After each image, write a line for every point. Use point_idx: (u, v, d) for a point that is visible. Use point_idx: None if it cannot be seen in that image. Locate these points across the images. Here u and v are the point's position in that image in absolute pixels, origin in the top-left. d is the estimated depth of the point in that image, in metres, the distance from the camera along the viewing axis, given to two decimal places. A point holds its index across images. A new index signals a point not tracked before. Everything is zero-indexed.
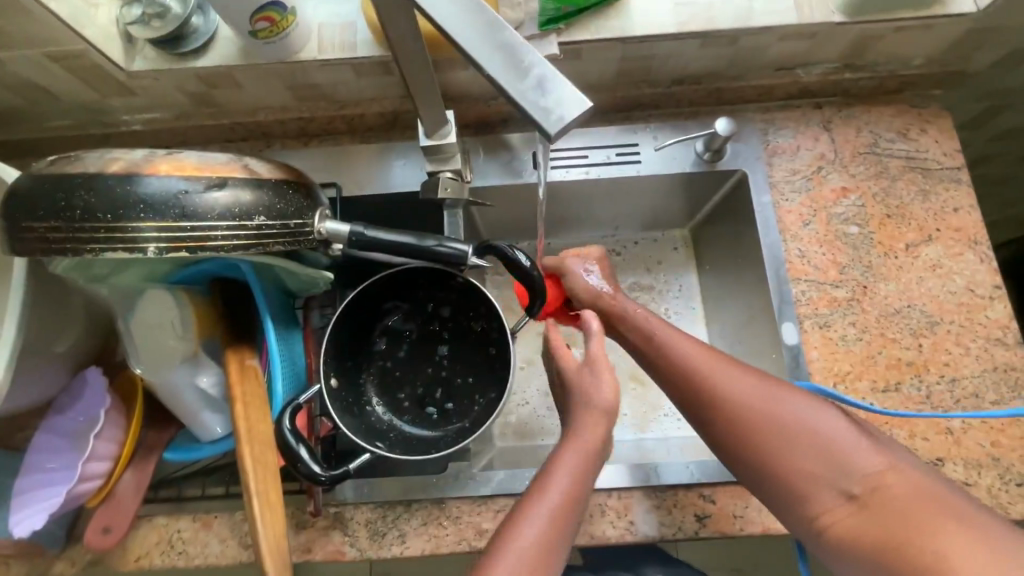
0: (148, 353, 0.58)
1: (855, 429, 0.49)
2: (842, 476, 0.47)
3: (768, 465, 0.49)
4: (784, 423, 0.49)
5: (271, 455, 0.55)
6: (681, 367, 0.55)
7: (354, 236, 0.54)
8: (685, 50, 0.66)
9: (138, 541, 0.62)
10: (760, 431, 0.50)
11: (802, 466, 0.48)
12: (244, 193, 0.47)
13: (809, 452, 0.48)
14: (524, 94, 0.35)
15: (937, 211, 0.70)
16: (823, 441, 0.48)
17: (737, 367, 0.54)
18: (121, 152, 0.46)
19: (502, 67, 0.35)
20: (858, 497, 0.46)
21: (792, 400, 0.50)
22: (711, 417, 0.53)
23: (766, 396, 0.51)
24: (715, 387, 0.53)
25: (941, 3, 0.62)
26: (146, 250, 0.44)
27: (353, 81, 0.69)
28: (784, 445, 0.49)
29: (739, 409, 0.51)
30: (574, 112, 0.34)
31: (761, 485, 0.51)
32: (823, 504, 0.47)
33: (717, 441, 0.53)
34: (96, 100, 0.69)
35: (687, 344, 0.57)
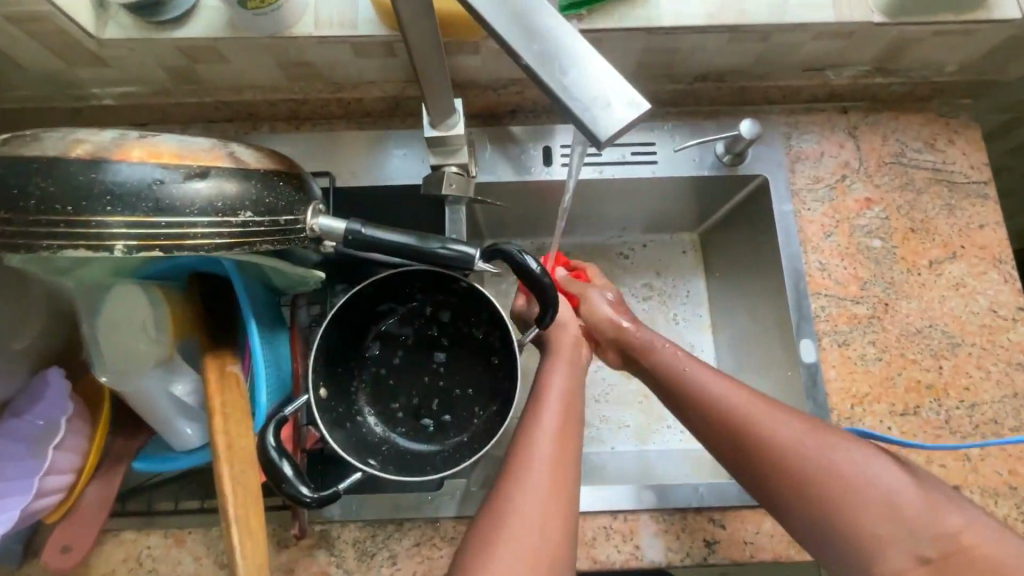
0: (114, 356, 0.52)
1: (912, 478, 0.46)
2: (915, 537, 0.44)
3: (829, 521, 0.46)
4: (847, 478, 0.46)
5: (254, 474, 0.50)
6: (726, 416, 0.52)
7: (349, 235, 0.49)
8: (713, 45, 0.61)
9: (104, 557, 0.57)
10: (820, 486, 0.47)
11: (871, 525, 0.45)
12: (228, 185, 0.42)
13: (875, 509, 0.45)
14: (568, 93, 0.33)
15: (963, 227, 0.67)
16: (891, 498, 0.45)
17: (788, 414, 0.51)
18: (86, 133, 0.40)
19: (549, 66, 0.33)
20: (933, 560, 0.43)
21: (849, 450, 0.48)
22: (762, 469, 0.49)
23: (817, 445, 0.48)
24: (768, 438, 0.50)
25: (985, 7, 0.58)
26: (113, 248, 0.38)
27: (351, 62, 0.63)
28: (849, 501, 0.46)
29: (797, 461, 0.48)
30: (628, 114, 0.32)
31: (822, 545, 0.47)
32: (895, 565, 0.44)
33: (771, 496, 0.49)
34: (62, 70, 0.62)
35: (728, 390, 0.53)
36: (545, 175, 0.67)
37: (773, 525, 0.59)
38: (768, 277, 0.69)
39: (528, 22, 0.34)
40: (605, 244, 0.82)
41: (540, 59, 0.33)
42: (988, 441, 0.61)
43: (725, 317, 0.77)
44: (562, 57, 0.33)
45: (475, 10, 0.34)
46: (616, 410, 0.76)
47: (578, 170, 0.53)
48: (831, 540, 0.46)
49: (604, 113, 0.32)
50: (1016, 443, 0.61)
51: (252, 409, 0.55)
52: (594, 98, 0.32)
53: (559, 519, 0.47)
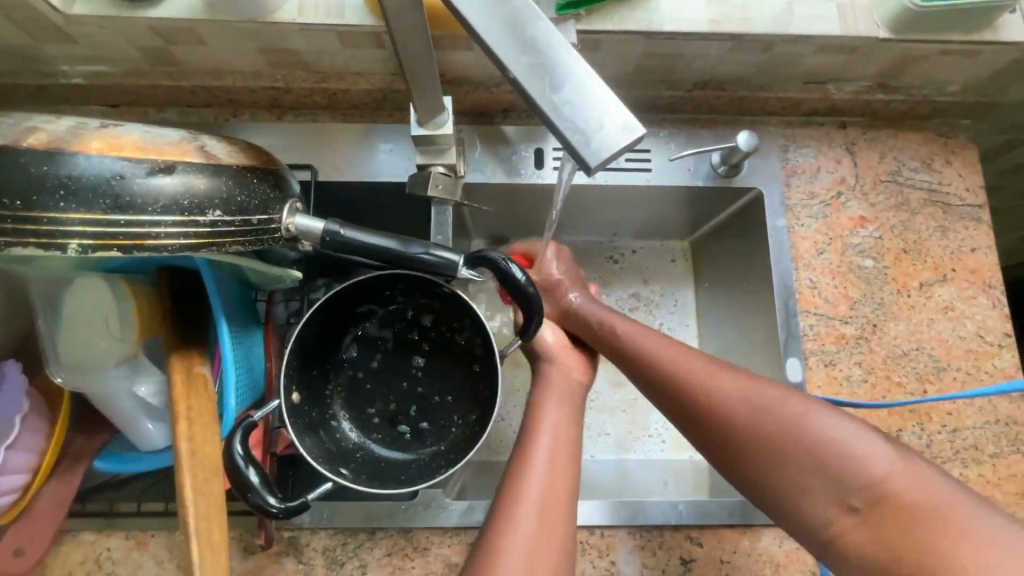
0: (76, 352, 0.50)
1: (857, 427, 0.43)
2: (843, 483, 0.41)
3: (759, 473, 0.45)
4: (771, 425, 0.45)
5: (218, 484, 0.48)
6: (665, 374, 0.52)
7: (326, 236, 0.46)
8: (714, 52, 0.60)
9: (60, 558, 0.55)
10: (748, 436, 0.46)
11: (799, 474, 0.43)
12: (197, 182, 0.39)
13: (801, 458, 0.43)
14: (560, 112, 0.31)
15: (955, 250, 0.66)
16: (818, 446, 0.43)
17: (727, 369, 0.50)
18: (43, 120, 0.37)
19: (539, 84, 0.31)
20: (861, 508, 0.41)
21: (781, 400, 0.46)
22: (700, 423, 0.49)
23: (752, 399, 0.47)
24: (703, 394, 0.49)
25: (989, 29, 0.57)
26: (66, 247, 0.36)
27: (337, 52, 0.60)
28: (772, 450, 0.45)
29: (730, 414, 0.47)
30: (622, 141, 0.30)
31: (762, 499, 0.46)
32: (823, 512, 0.42)
33: (709, 450, 0.49)
34: (28, 46, 0.58)
35: (670, 352, 0.53)
36: (536, 178, 0.65)
37: (751, 544, 0.58)
38: (757, 291, 0.68)
39: (521, 32, 0.32)
40: (595, 249, 0.80)
41: (532, 74, 0.31)
42: (967, 467, 0.60)
43: (712, 330, 0.76)
44: (557, 73, 0.31)
45: (460, 15, 0.32)
46: (599, 419, 0.75)
47: (569, 178, 0.50)
48: (764, 490, 0.45)
49: (597, 137, 0.30)
50: (995, 469, 0.60)
51: (220, 413, 0.53)
52: (588, 120, 0.30)
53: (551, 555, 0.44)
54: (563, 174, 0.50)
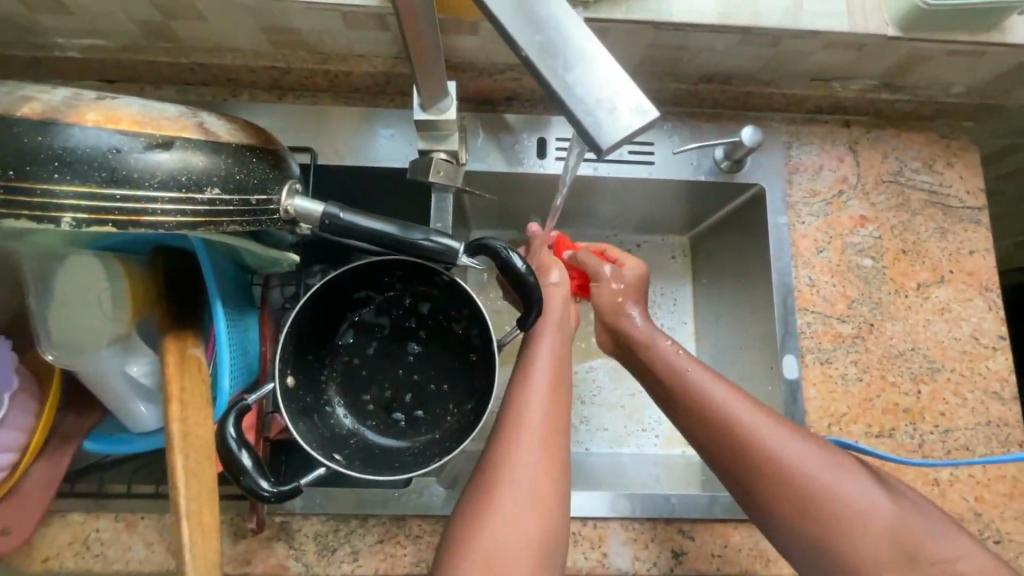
0: (66, 331, 0.49)
1: (914, 508, 0.46)
2: (913, 562, 0.44)
3: (827, 542, 0.45)
4: (851, 500, 0.46)
5: (210, 466, 0.47)
6: (729, 425, 0.50)
7: (326, 219, 0.45)
8: (722, 45, 0.59)
9: (49, 537, 0.54)
10: (819, 503, 0.46)
11: (872, 549, 0.45)
12: (195, 159, 0.39)
13: (876, 536, 0.45)
14: (571, 91, 0.30)
15: (953, 252, 0.66)
16: (890, 526, 0.45)
17: (792, 433, 0.50)
18: (38, 90, 0.36)
19: (550, 62, 0.31)
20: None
21: (850, 475, 0.47)
22: (764, 483, 0.48)
23: (827, 469, 0.48)
24: (777, 457, 0.48)
25: (997, 30, 0.57)
26: (59, 221, 0.35)
27: (340, 32, 0.59)
28: (844, 521, 0.45)
29: (802, 481, 0.47)
30: (633, 122, 0.29)
31: (812, 561, 0.47)
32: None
33: (767, 510, 0.48)
34: (22, 15, 0.57)
35: (733, 400, 0.52)
36: (537, 168, 0.65)
37: (742, 539, 0.58)
38: (755, 288, 0.68)
39: (530, 10, 0.31)
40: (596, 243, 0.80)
41: (542, 51, 0.31)
42: (958, 467, 0.61)
43: (710, 327, 0.76)
44: (568, 52, 0.31)
45: None
46: (595, 413, 0.75)
47: (574, 168, 0.50)
48: (824, 557, 0.46)
49: (608, 117, 0.30)
50: (985, 470, 0.61)
51: (213, 395, 0.52)
52: (598, 100, 0.30)
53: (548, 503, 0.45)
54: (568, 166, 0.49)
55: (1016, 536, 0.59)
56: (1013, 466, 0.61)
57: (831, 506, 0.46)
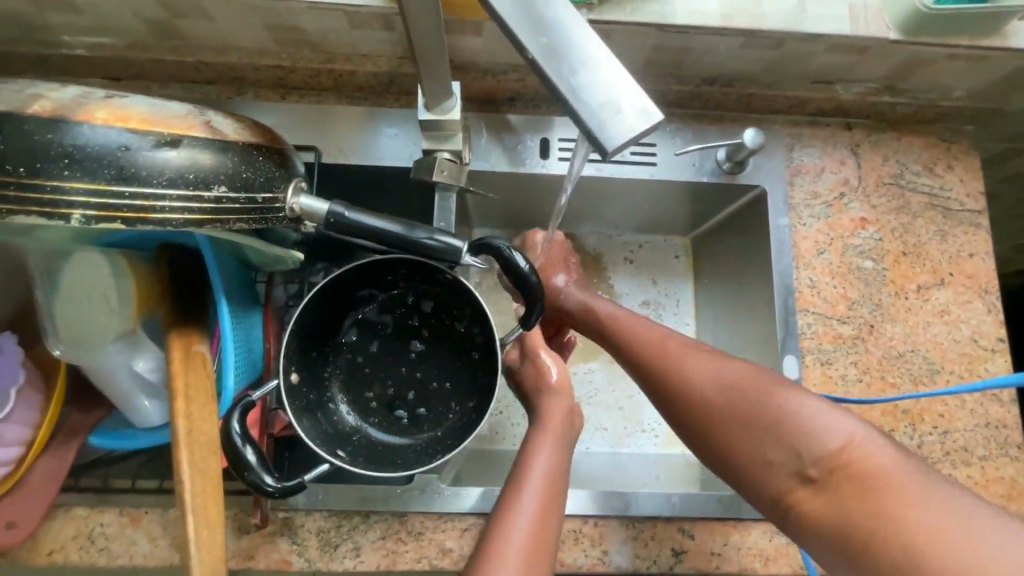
0: (72, 326, 0.50)
1: (822, 407, 0.45)
2: (801, 453, 0.44)
3: (725, 447, 0.48)
4: (741, 399, 0.48)
5: (215, 462, 0.48)
6: (644, 355, 0.56)
7: (331, 217, 0.46)
8: (724, 47, 0.59)
9: (53, 531, 0.54)
10: (715, 409, 0.49)
11: (762, 445, 0.46)
12: (203, 156, 0.39)
13: (765, 431, 0.46)
14: (577, 95, 0.30)
15: (953, 254, 0.66)
16: (782, 420, 0.46)
17: (697, 350, 0.53)
18: (49, 88, 0.37)
19: (554, 64, 0.31)
20: (818, 478, 0.43)
21: (746, 379, 0.49)
22: (671, 403, 0.52)
23: (725, 381, 0.50)
24: (677, 377, 0.52)
25: (999, 35, 0.57)
26: (69, 218, 0.36)
27: (345, 32, 0.59)
28: (737, 420, 0.48)
29: (700, 396, 0.50)
30: (639, 124, 0.30)
31: (725, 467, 0.49)
32: (783, 480, 0.45)
33: (679, 424, 0.52)
34: (29, 13, 0.57)
35: (650, 333, 0.58)
36: (540, 168, 0.65)
37: (741, 538, 0.59)
38: (756, 289, 0.69)
39: (536, 14, 0.32)
40: (597, 243, 0.80)
41: (548, 55, 0.31)
42: (957, 468, 0.61)
43: (711, 328, 0.76)
44: (573, 55, 0.31)
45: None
46: (596, 413, 0.76)
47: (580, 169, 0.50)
48: (735, 463, 0.48)
49: (614, 119, 0.30)
50: (983, 471, 0.61)
51: (218, 392, 0.53)
52: (603, 104, 0.30)
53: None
54: (574, 164, 0.48)
55: None
56: (1011, 468, 0.62)
57: (722, 412, 0.49)
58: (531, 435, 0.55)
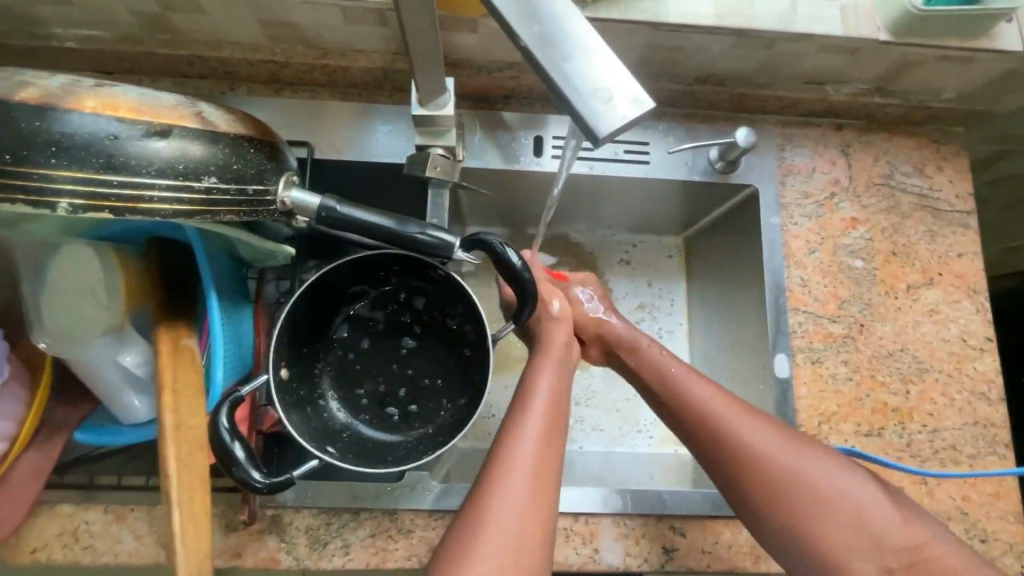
0: (59, 320, 0.49)
1: (881, 492, 0.49)
2: (882, 550, 0.47)
3: (798, 530, 0.48)
4: (823, 490, 0.48)
5: (203, 456, 0.47)
6: (710, 424, 0.52)
7: (322, 211, 0.45)
8: (717, 47, 0.60)
9: (38, 528, 0.54)
10: (799, 497, 0.48)
11: (832, 530, 0.48)
12: (193, 147, 0.39)
13: (848, 526, 0.47)
14: (570, 82, 0.31)
15: (942, 254, 0.67)
16: (861, 512, 0.48)
17: (772, 429, 0.51)
18: (36, 75, 0.36)
19: (546, 52, 0.31)
20: (893, 569, 0.47)
21: (827, 470, 0.49)
22: (746, 482, 0.50)
23: (804, 465, 0.49)
24: (763, 461, 0.50)
25: (987, 37, 0.58)
26: (56, 206, 0.35)
27: (339, 28, 0.59)
28: (823, 513, 0.48)
29: (785, 481, 0.49)
30: (629, 112, 0.30)
31: (789, 550, 0.49)
32: (859, 573, 0.47)
33: (750, 504, 0.50)
34: (21, 5, 0.57)
35: (715, 398, 0.53)
36: (534, 166, 0.65)
37: (732, 536, 0.59)
38: (748, 288, 0.69)
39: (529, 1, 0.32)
40: (591, 243, 0.80)
41: (542, 43, 0.31)
42: (945, 466, 0.62)
43: (703, 327, 0.76)
44: (565, 42, 0.31)
45: None
46: (590, 414, 0.76)
47: (569, 164, 0.51)
48: (807, 548, 0.48)
49: (604, 107, 0.30)
50: (971, 470, 0.62)
51: (207, 387, 0.52)
52: (595, 91, 0.30)
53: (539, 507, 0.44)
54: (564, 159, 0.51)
55: (1001, 534, 0.60)
56: (1000, 467, 0.62)
57: (805, 498, 0.48)
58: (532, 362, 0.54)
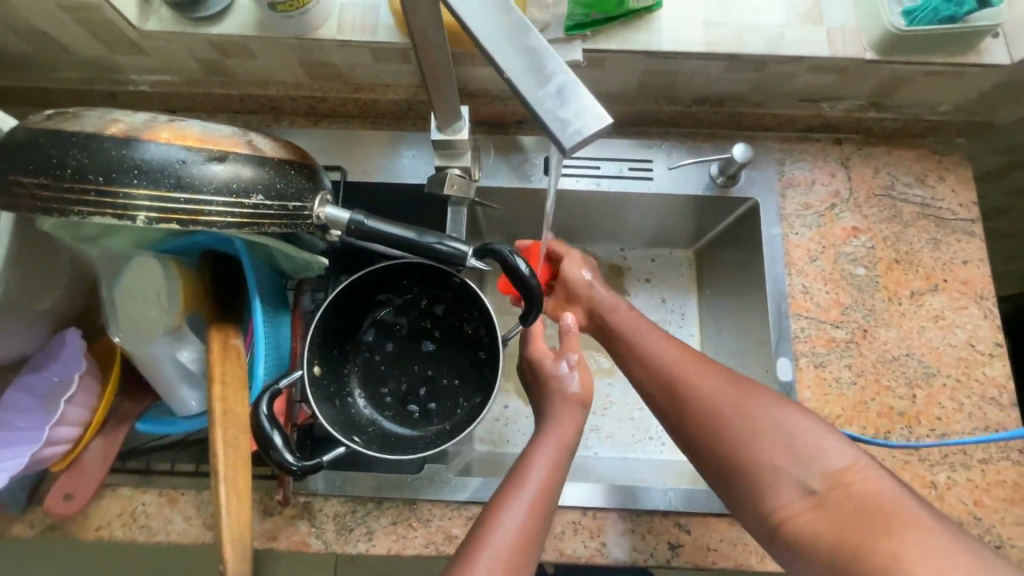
0: (129, 321, 0.57)
1: (821, 429, 0.50)
2: (805, 471, 0.48)
3: (727, 456, 0.51)
4: (752, 419, 0.51)
5: (244, 441, 0.53)
6: (655, 367, 0.58)
7: (353, 225, 0.51)
8: (711, 71, 0.65)
9: (100, 510, 0.60)
10: (729, 425, 0.52)
11: (763, 457, 0.50)
12: (244, 169, 0.46)
13: (774, 451, 0.50)
14: (544, 103, 0.33)
15: (946, 261, 0.68)
16: (791, 441, 0.50)
17: (714, 370, 0.55)
18: (123, 114, 0.44)
19: (522, 73, 0.34)
20: (818, 493, 0.47)
21: (758, 401, 0.52)
22: (681, 412, 0.55)
23: (735, 396, 0.53)
24: (691, 391, 0.54)
25: (974, 52, 0.61)
26: (135, 219, 0.43)
27: (370, 66, 0.67)
28: (752, 440, 0.50)
29: (713, 409, 0.53)
30: (593, 127, 0.33)
31: (726, 482, 0.52)
32: (783, 499, 0.48)
33: (688, 438, 0.54)
34: (106, 57, 0.67)
35: (668, 350, 0.59)
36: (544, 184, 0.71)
37: (736, 534, 0.61)
38: (753, 296, 0.72)
39: (509, 33, 0.35)
40: (604, 256, 0.84)
41: (522, 67, 0.34)
42: (955, 471, 0.62)
43: (713, 337, 0.79)
44: (540, 65, 0.34)
45: (458, 15, 0.35)
46: (607, 422, 0.78)
47: (555, 182, 0.53)
48: (737, 476, 0.51)
49: (571, 122, 0.33)
50: (983, 475, 0.62)
51: (249, 381, 0.59)
52: (563, 109, 0.33)
53: (548, 510, 0.51)
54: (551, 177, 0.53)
55: (1018, 541, 0.59)
56: (1013, 472, 0.62)
57: (730, 424, 0.52)
58: (550, 408, 0.59)
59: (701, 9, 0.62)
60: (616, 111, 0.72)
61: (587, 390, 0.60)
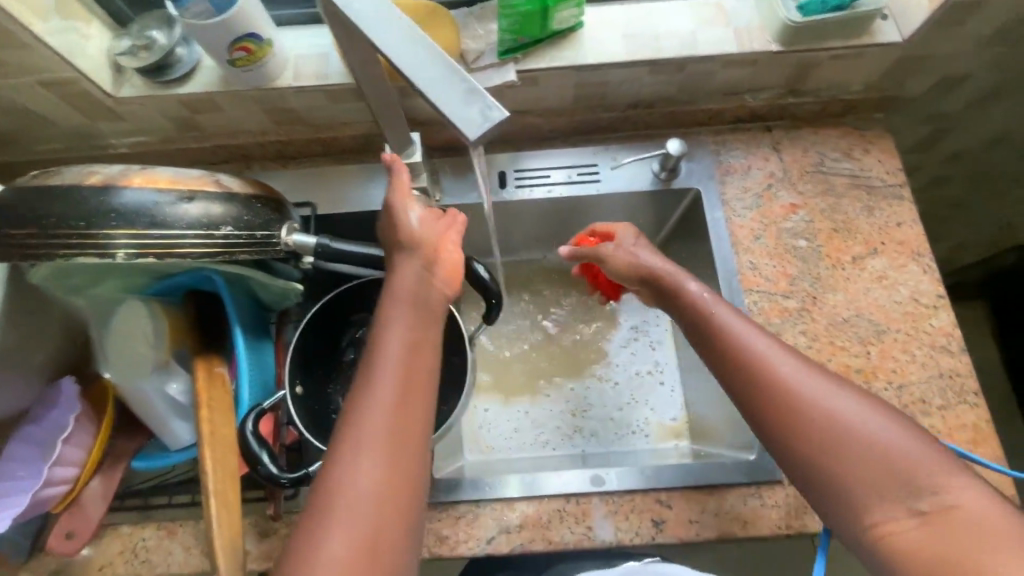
0: (120, 362, 0.61)
1: (924, 443, 0.44)
2: (910, 489, 0.43)
3: (822, 467, 0.46)
4: (857, 429, 0.45)
5: (233, 460, 0.57)
6: (746, 363, 0.51)
7: (319, 247, 0.55)
8: (638, 77, 0.71)
9: (102, 549, 0.62)
10: (832, 435, 0.46)
11: (863, 472, 0.44)
12: (213, 206, 0.51)
13: (873, 466, 0.44)
14: (451, 107, 0.39)
15: (881, 226, 0.73)
16: (895, 454, 0.44)
17: (813, 372, 0.49)
18: (100, 167, 0.50)
19: (433, 83, 0.39)
20: (925, 514, 0.42)
21: (862, 407, 0.46)
22: (774, 413, 0.49)
23: (838, 403, 0.47)
24: (789, 392, 0.48)
25: (868, 34, 0.67)
26: (115, 256, 0.47)
27: (328, 106, 0.73)
28: (854, 453, 0.45)
29: (813, 415, 0.47)
30: (493, 122, 0.38)
31: (813, 489, 0.47)
32: (881, 516, 0.43)
33: (781, 441, 0.48)
34: (85, 125, 0.73)
35: (769, 345, 0.52)
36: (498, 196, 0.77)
37: (717, 504, 0.63)
38: (708, 279, 0.76)
39: (420, 52, 0.41)
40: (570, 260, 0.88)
41: (431, 78, 0.40)
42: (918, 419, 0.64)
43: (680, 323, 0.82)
44: (448, 75, 0.40)
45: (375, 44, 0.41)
46: (593, 422, 0.79)
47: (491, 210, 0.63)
48: (828, 487, 0.46)
49: (473, 118, 0.39)
50: (944, 420, 0.64)
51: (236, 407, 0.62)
52: (466, 108, 0.39)
53: (412, 414, 0.45)
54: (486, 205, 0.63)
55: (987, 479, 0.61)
56: (972, 414, 0.65)
57: (830, 432, 0.46)
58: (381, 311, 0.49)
59: (620, 25, 0.69)
60: (558, 124, 0.78)
61: (454, 254, 0.53)
